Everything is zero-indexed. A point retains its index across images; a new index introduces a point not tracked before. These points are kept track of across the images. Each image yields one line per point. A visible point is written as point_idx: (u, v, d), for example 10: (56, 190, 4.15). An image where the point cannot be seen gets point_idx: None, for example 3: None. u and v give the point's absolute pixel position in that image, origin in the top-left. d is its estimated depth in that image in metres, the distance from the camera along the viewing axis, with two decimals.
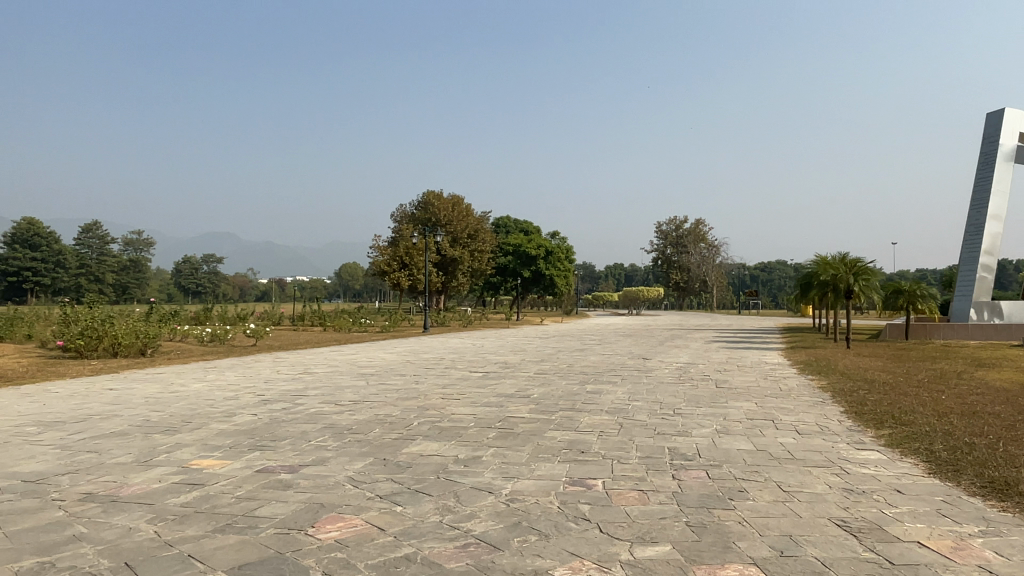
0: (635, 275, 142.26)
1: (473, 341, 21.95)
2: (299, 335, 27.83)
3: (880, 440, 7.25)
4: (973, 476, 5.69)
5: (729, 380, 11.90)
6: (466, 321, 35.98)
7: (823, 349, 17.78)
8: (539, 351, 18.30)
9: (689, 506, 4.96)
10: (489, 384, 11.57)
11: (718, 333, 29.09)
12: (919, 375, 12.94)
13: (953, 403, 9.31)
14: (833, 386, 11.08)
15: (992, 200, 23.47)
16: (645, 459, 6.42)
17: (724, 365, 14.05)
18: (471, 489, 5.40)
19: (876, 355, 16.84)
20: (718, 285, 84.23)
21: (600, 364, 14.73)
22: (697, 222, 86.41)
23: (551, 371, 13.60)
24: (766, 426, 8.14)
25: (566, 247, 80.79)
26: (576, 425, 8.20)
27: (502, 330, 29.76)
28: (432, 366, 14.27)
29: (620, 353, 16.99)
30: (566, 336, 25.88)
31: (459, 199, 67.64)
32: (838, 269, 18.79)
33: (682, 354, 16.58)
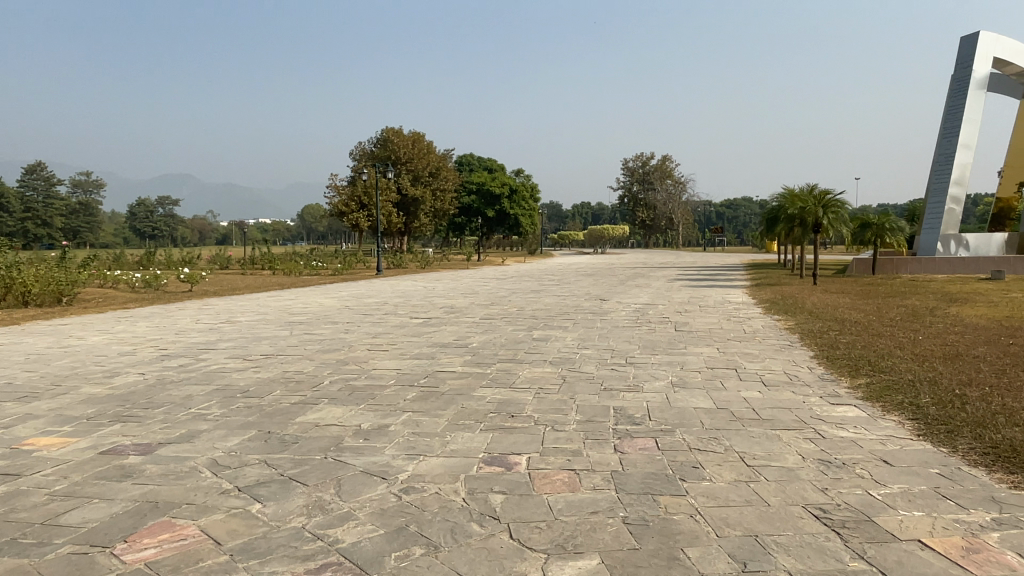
0: (602, 214, 141.31)
1: (425, 284, 20.76)
2: (245, 280, 26.31)
3: (856, 392, 6.30)
4: (971, 439, 4.73)
5: (689, 323, 10.93)
6: (425, 262, 34.69)
7: (789, 286, 16.95)
8: (492, 293, 17.21)
9: (630, 494, 3.92)
10: (426, 332, 10.44)
11: (682, 271, 28.31)
12: (890, 312, 12.12)
13: (931, 344, 8.43)
14: (801, 328, 10.17)
15: (963, 129, 22.60)
16: (584, 426, 5.36)
17: (686, 306, 13.09)
18: (360, 475, 4.28)
19: (844, 291, 16.05)
20: (684, 222, 83.71)
21: (553, 306, 13.69)
22: (664, 157, 85.10)
23: (499, 316, 12.51)
24: (728, 376, 7.15)
25: (531, 185, 79.10)
26: (512, 380, 7.12)
27: (460, 271, 28.58)
28: (370, 313, 13.07)
29: (577, 294, 15.98)
30: (525, 276, 24.82)
31: (419, 136, 65.09)
32: (805, 203, 17.80)
33: (642, 294, 15.61)
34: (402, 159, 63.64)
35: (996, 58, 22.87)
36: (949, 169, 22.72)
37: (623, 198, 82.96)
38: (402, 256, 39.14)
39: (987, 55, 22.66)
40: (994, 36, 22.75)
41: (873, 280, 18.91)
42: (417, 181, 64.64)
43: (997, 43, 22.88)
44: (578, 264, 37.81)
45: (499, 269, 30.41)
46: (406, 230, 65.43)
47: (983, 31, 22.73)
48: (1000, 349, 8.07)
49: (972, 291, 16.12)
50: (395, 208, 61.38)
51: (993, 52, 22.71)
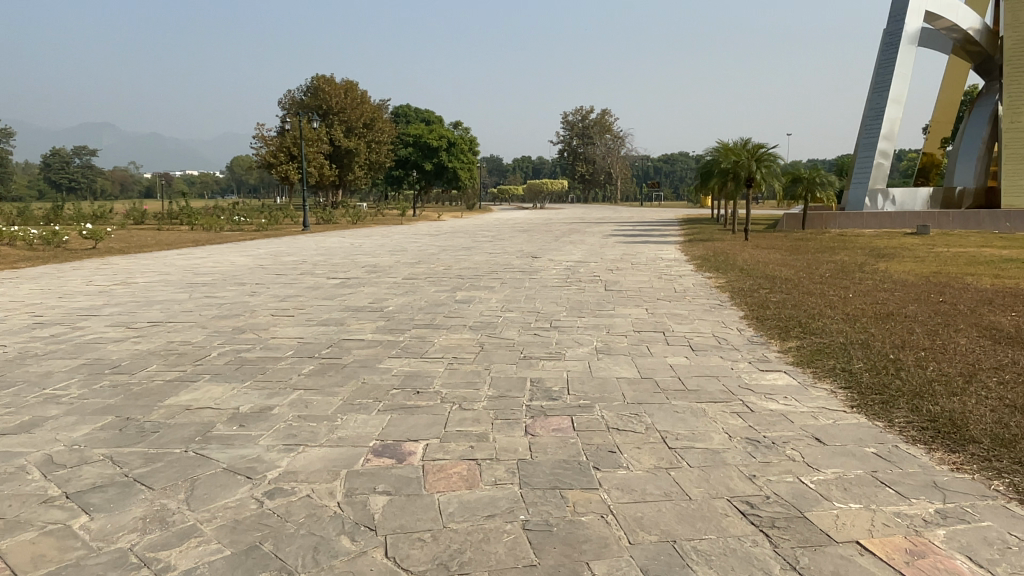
0: (542, 168, 140.32)
1: (351, 240, 19.77)
2: (160, 236, 24.68)
3: (787, 357, 5.94)
4: (907, 412, 4.39)
5: (620, 282, 10.48)
6: (358, 217, 33.43)
7: (722, 242, 16.74)
8: (420, 250, 16.43)
9: (534, 489, 3.38)
10: (340, 294, 9.67)
11: (618, 227, 28.05)
12: (820, 268, 11.95)
13: (862, 302, 8.20)
14: (731, 285, 9.83)
15: (894, 84, 22.70)
16: (494, 402, 4.79)
17: (618, 264, 12.65)
18: (220, 474, 3.63)
19: (775, 247, 15.93)
20: (623, 177, 83.74)
21: (482, 265, 13.07)
22: (603, 110, 84.40)
23: (423, 274, 11.81)
24: (655, 340, 6.70)
25: (469, 138, 77.40)
26: (423, 348, 6.50)
27: (393, 227, 27.58)
28: (285, 272, 12.17)
29: (508, 251, 15.40)
30: (459, 232, 24.07)
31: (352, 85, 62.42)
32: (740, 156, 17.48)
33: (575, 251, 15.12)
34: (334, 109, 61.05)
35: (927, 13, 22.91)
36: (879, 123, 22.84)
37: (563, 152, 82.20)
38: (333, 211, 37.65)
39: (918, 8, 22.67)
40: None
41: (804, 235, 18.94)
42: (350, 132, 62.26)
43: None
44: (515, 219, 37.16)
45: (433, 224, 29.48)
46: (340, 183, 63.27)
47: None
48: (929, 306, 7.89)
49: (898, 245, 16.26)
50: (327, 160, 59.10)
51: (925, 6, 22.73)
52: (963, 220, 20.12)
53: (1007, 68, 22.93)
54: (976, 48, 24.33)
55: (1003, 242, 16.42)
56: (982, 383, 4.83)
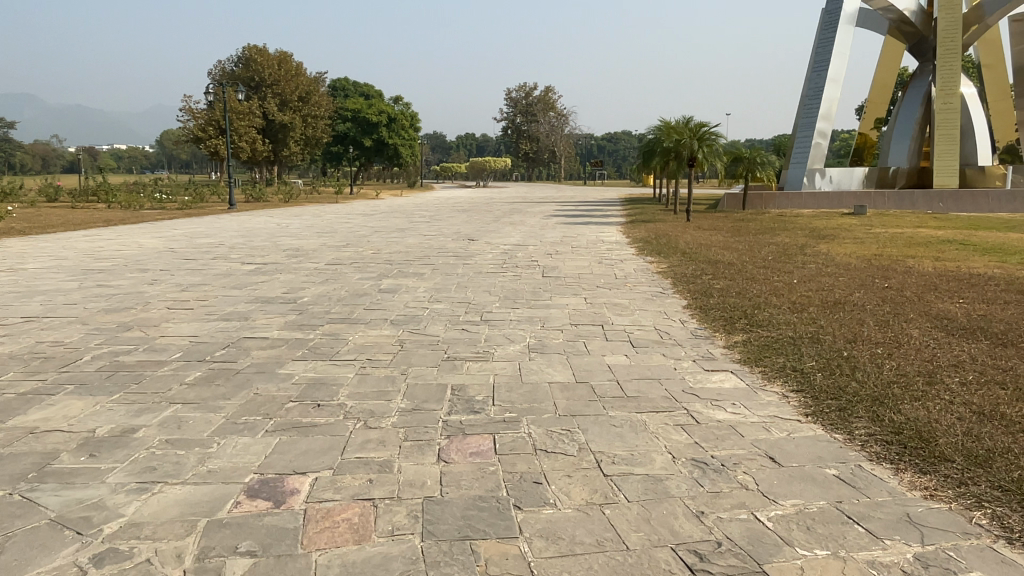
0: (486, 145, 138.88)
1: (278, 220, 18.63)
2: (70, 214, 22.86)
3: (733, 353, 5.43)
4: (868, 422, 3.92)
5: (559, 267, 9.89)
6: (290, 195, 31.93)
7: (662, 223, 16.38)
8: (350, 231, 15.50)
9: (438, 542, 2.73)
10: (253, 283, 8.78)
11: (560, 206, 27.54)
12: (763, 250, 11.62)
13: (807, 289, 7.83)
14: (673, 271, 9.35)
15: (832, 64, 22.70)
16: (405, 417, 4.11)
17: (557, 247, 12.06)
18: (42, 532, 2.85)
19: (716, 228, 15.64)
20: (567, 156, 83.38)
21: (413, 247, 12.29)
22: (547, 87, 83.58)
23: (348, 259, 10.98)
24: (594, 335, 6.13)
25: (410, 114, 75.57)
26: (334, 348, 5.76)
27: (327, 206, 26.38)
28: (196, 257, 11.13)
29: (444, 233, 14.65)
30: (395, 212, 23.10)
31: (287, 56, 59.85)
32: (682, 135, 17.02)
33: (513, 233, 14.47)
34: (266, 81, 58.41)
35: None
36: (818, 103, 22.83)
37: (506, 129, 81.17)
38: (266, 189, 35.96)
39: None
40: None
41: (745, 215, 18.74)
42: (285, 106, 59.78)
43: None
44: (456, 198, 36.28)
45: (369, 203, 28.34)
46: (274, 159, 60.86)
47: None
48: (875, 294, 7.57)
49: (835, 227, 16.21)
50: (260, 135, 56.65)
51: None
52: (898, 200, 20.29)
53: (940, 49, 23.27)
54: (911, 28, 24.68)
55: (937, 222, 16.53)
56: (943, 385, 4.42)
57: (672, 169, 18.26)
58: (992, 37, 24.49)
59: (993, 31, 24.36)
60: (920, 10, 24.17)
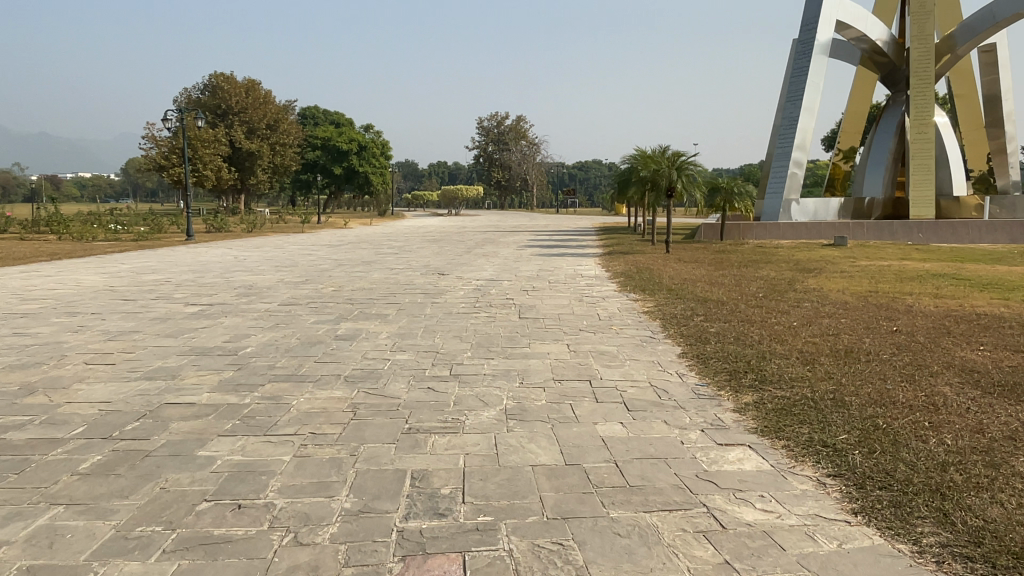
0: (457, 174, 138.70)
1: (236, 254, 17.53)
2: (14, 247, 21.51)
3: (747, 420, 4.60)
4: (935, 526, 3.12)
5: (537, 306, 9.05)
6: (254, 225, 30.78)
7: (641, 255, 15.67)
8: (311, 265, 14.51)
9: None
10: (192, 329, 7.78)
11: (533, 235, 26.84)
12: (751, 285, 10.93)
13: (813, 334, 7.06)
14: (661, 311, 8.55)
15: (807, 93, 22.50)
16: (348, 526, 3.19)
17: (533, 282, 11.23)
18: None
19: (698, 260, 14.97)
20: (539, 184, 83.26)
21: (378, 283, 11.37)
22: (518, 116, 83.59)
23: (305, 297, 10.01)
24: (582, 394, 5.25)
25: (381, 141, 74.88)
26: (273, 417, 4.81)
27: (291, 236, 25.33)
28: (135, 298, 10.07)
29: (412, 267, 13.76)
30: (362, 243, 22.15)
31: (254, 83, 58.87)
32: (659, 164, 16.32)
33: (486, 266, 13.65)
34: (233, 109, 57.32)
35: (838, 22, 22.94)
36: (794, 131, 22.50)
37: (478, 158, 80.80)
38: (229, 218, 34.75)
39: (830, 18, 22.67)
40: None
41: (724, 247, 18.15)
42: (252, 134, 58.65)
43: (840, 8, 22.94)
44: (427, 227, 35.45)
45: (335, 233, 27.36)
46: (241, 188, 59.56)
47: None
48: (887, 340, 6.84)
49: (818, 259, 15.67)
50: (226, 164, 55.39)
51: (835, 17, 22.75)
52: (877, 231, 19.94)
53: (914, 79, 23.44)
54: (884, 58, 24.76)
55: (922, 254, 16.09)
56: (1010, 469, 3.64)
57: (650, 199, 17.59)
58: (963, 68, 24.88)
59: (963, 62, 24.78)
60: (892, 40, 24.33)
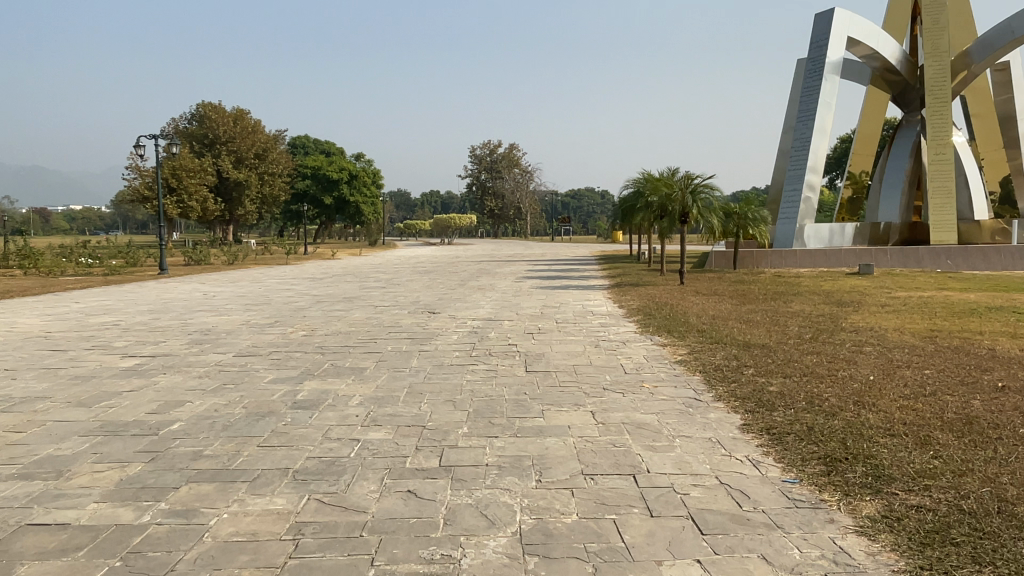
0: (450, 203, 137.83)
1: (206, 290, 15.91)
2: None
3: (890, 557, 3.04)
4: None
5: (546, 355, 7.47)
6: (235, 258, 29.17)
7: (654, 287, 14.15)
8: (286, 303, 12.91)
9: None
10: (115, 394, 6.16)
11: (531, 265, 25.33)
12: (792, 324, 9.40)
13: (905, 396, 5.52)
14: (698, 360, 6.99)
15: (819, 112, 21.24)
16: None
17: (539, 322, 9.66)
18: None
19: (717, 292, 13.49)
20: (533, 213, 82.25)
21: (358, 325, 9.76)
22: (511, 143, 82.77)
23: (268, 345, 8.39)
24: (628, 502, 3.66)
25: (373, 170, 73.79)
26: (172, 555, 3.20)
27: (272, 269, 23.74)
28: (65, 350, 8.41)
29: (399, 304, 12.19)
30: (348, 275, 20.56)
31: (243, 112, 57.82)
32: (672, 189, 14.78)
33: (483, 303, 12.08)
34: (220, 138, 56.10)
35: (849, 39, 21.80)
36: (807, 153, 21.18)
37: (471, 186, 79.77)
38: (211, 249, 33.21)
39: (840, 36, 21.55)
40: (847, 15, 21.67)
41: (740, 277, 16.68)
42: (240, 163, 57.36)
43: (850, 23, 21.81)
44: (418, 257, 33.96)
45: (320, 265, 25.79)
46: (229, 219, 58.13)
47: (838, 9, 21.50)
48: (1007, 405, 5.29)
49: (848, 289, 14.25)
50: (212, 194, 54.01)
51: (846, 33, 21.61)
52: (902, 257, 18.59)
53: (930, 97, 22.26)
54: (896, 77, 23.64)
55: (960, 284, 14.65)
56: None
57: (660, 226, 16.10)
58: (978, 87, 23.85)
59: (978, 81, 23.73)
60: (904, 58, 23.23)
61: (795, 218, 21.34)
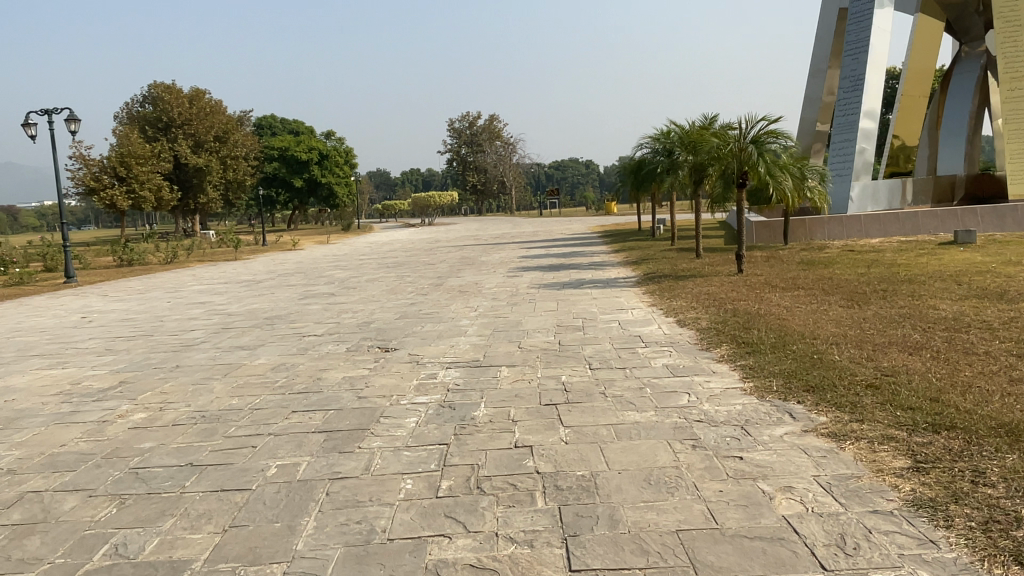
0: (430, 181, 132.79)
1: (89, 313, 11.62)
2: None
3: None
4: None
5: (603, 487, 3.40)
6: (174, 256, 24.68)
7: (705, 280, 10.09)
8: (174, 335, 8.66)
9: None
10: None
11: (523, 248, 21.17)
12: (1002, 356, 5.42)
13: None
14: (976, 504, 3.01)
15: (873, 42, 17.11)
16: None
17: (562, 370, 5.56)
18: None
19: (799, 284, 9.46)
20: (518, 186, 77.74)
21: (247, 389, 5.61)
22: (492, 115, 78.01)
23: (40, 467, 4.18)
24: None
25: (346, 149, 68.98)
26: None
27: (208, 269, 19.32)
28: None
29: (338, 333, 8.00)
30: (297, 275, 16.27)
31: (200, 92, 52.83)
32: (730, 142, 10.35)
33: (466, 323, 7.94)
34: (176, 121, 51.00)
35: None
36: (859, 95, 17.12)
37: (451, 161, 75.14)
38: (152, 241, 28.62)
39: None
40: None
41: (806, 257, 12.67)
42: (199, 148, 52.41)
43: None
44: (391, 242, 29.63)
45: (269, 261, 21.41)
46: (190, 208, 53.29)
47: None
48: None
49: (972, 268, 10.31)
50: (168, 182, 49.14)
51: None
52: (997, 220, 14.73)
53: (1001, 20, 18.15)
54: None
55: None
56: None
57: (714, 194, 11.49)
58: None
59: None
60: None
61: (849, 176, 17.27)
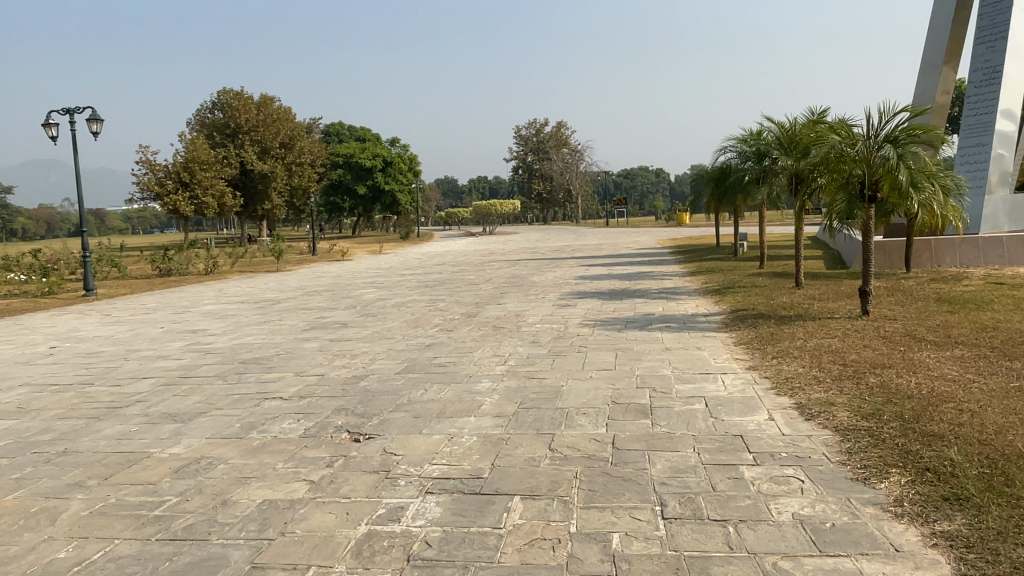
0: (497, 188, 131.46)
1: (67, 340, 9.91)
2: None
3: None
4: None
5: None
6: (216, 265, 23.34)
7: (820, 324, 7.53)
8: (117, 385, 6.71)
9: None
10: None
11: (585, 265, 18.75)
12: None
13: None
14: None
15: (1015, 25, 13.98)
16: None
17: (613, 520, 3.20)
18: None
19: (961, 338, 6.80)
20: (585, 195, 75.07)
21: (103, 520, 3.52)
22: (559, 122, 75.77)
23: None
24: None
25: (410, 156, 67.96)
26: None
27: (238, 283, 17.67)
28: None
29: (311, 393, 5.86)
30: (324, 293, 14.35)
31: (268, 99, 52.57)
32: (858, 143, 7.79)
33: (485, 389, 5.67)
34: (243, 127, 50.79)
35: None
36: (997, 90, 14.03)
37: (516, 169, 73.21)
38: (201, 249, 27.52)
39: None
40: None
41: (943, 292, 9.85)
42: (265, 154, 52.02)
43: None
44: (445, 254, 27.62)
45: (307, 274, 19.65)
46: (254, 214, 52.97)
47: None
48: None
49: None
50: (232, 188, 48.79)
51: None
52: None
53: None
54: None
55: None
56: None
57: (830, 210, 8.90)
58: None
59: None
60: None
61: (982, 187, 14.16)
